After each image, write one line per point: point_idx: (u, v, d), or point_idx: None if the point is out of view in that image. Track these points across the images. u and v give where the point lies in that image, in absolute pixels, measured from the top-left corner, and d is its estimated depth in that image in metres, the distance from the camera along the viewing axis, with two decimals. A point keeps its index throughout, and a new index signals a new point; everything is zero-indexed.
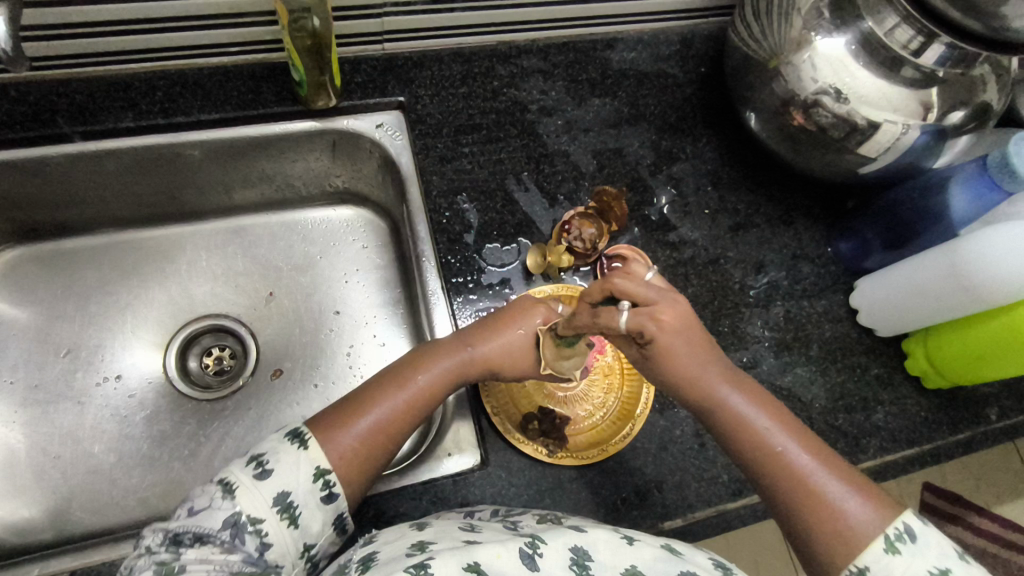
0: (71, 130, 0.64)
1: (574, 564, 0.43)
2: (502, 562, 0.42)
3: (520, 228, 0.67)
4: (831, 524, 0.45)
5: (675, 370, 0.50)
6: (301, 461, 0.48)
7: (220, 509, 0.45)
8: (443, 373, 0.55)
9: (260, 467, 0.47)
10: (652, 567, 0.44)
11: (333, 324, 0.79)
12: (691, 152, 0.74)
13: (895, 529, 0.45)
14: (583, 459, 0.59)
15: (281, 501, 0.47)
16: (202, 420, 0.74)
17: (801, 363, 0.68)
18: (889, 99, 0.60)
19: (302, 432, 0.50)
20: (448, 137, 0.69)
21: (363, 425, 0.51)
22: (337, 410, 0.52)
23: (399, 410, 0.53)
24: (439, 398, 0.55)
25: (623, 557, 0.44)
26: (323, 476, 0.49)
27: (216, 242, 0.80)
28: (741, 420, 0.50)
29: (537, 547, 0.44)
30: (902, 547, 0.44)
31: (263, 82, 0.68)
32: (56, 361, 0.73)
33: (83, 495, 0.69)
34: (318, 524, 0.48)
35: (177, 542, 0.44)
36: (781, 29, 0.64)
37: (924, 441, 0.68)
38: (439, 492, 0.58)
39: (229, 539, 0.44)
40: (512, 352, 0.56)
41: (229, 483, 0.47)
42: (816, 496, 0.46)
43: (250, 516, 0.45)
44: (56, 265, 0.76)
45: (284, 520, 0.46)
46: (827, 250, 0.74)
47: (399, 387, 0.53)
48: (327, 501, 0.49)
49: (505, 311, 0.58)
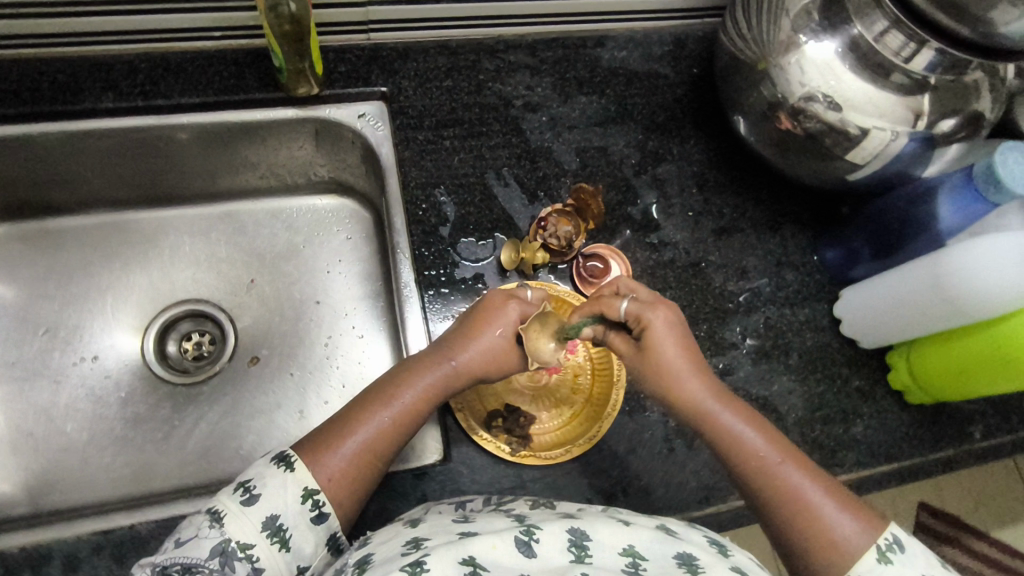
0: (52, 109, 0.64)
1: (573, 546, 0.41)
2: (499, 554, 0.40)
3: (497, 223, 0.66)
4: (818, 532, 0.46)
5: (663, 373, 0.53)
6: (288, 484, 0.48)
7: (207, 538, 0.45)
8: (429, 385, 0.54)
9: (247, 493, 0.47)
10: (650, 548, 0.42)
11: (313, 314, 0.79)
12: (677, 153, 0.73)
13: (885, 540, 0.45)
14: (547, 459, 0.58)
15: (270, 525, 0.46)
16: (177, 404, 0.75)
17: (780, 372, 0.67)
18: (877, 105, 0.59)
19: (288, 454, 0.49)
20: (429, 130, 0.69)
21: (351, 445, 0.51)
22: (322, 432, 0.51)
23: (386, 426, 0.52)
24: (427, 411, 0.54)
25: (621, 538, 0.43)
26: (312, 496, 0.48)
27: (200, 226, 0.80)
28: (725, 428, 0.51)
29: (534, 533, 0.42)
30: (894, 558, 0.44)
31: (246, 68, 0.68)
32: (34, 338, 0.74)
33: (54, 473, 0.70)
34: (311, 545, 0.48)
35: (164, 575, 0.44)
36: (768, 29, 0.62)
37: (902, 456, 0.66)
38: (399, 486, 0.57)
39: (218, 567, 0.44)
40: (499, 357, 0.56)
41: (216, 511, 0.46)
42: (801, 506, 0.47)
43: (239, 542, 0.45)
44: (39, 243, 0.76)
45: (274, 544, 0.46)
46: (813, 258, 0.72)
47: (382, 405, 0.52)
48: (318, 521, 0.48)
49: (478, 312, 0.57)
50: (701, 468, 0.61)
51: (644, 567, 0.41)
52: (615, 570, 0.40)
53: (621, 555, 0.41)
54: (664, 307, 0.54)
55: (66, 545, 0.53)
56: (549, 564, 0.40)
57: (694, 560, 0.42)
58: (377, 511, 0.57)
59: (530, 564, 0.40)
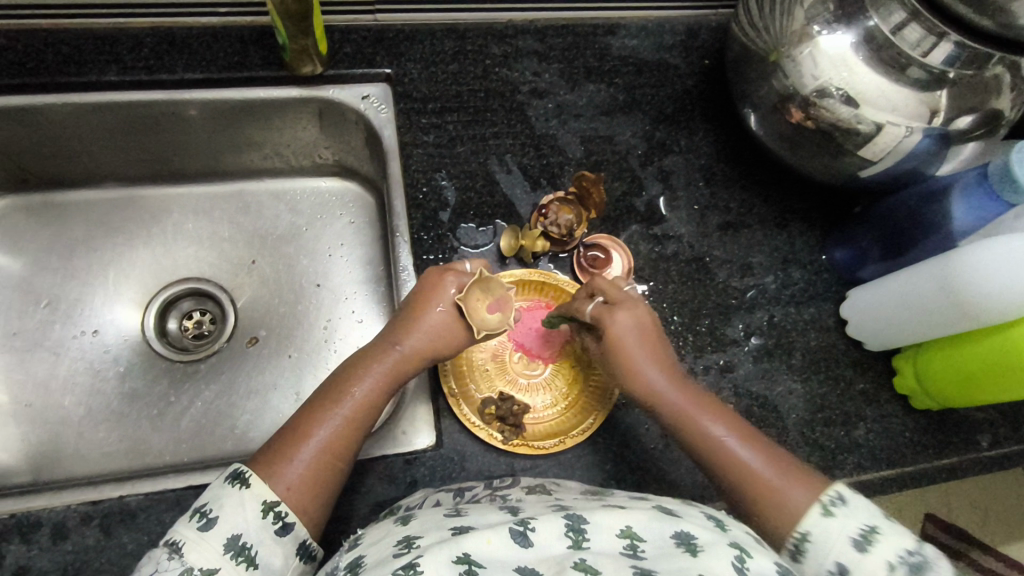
0: (57, 80, 0.64)
1: (569, 530, 0.40)
2: (493, 548, 0.38)
3: (498, 209, 0.66)
4: (778, 511, 0.47)
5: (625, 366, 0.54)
6: (247, 501, 0.47)
7: (167, 569, 0.42)
8: (377, 374, 0.54)
9: (204, 518, 0.46)
10: (647, 527, 0.41)
11: (314, 296, 0.79)
12: (685, 145, 0.71)
13: (828, 497, 0.46)
14: (539, 450, 0.57)
15: (232, 545, 0.45)
16: (174, 381, 0.75)
17: (782, 372, 0.65)
18: (890, 98, 0.57)
19: (242, 470, 0.48)
20: (433, 114, 0.68)
21: (308, 451, 0.50)
22: (274, 447, 0.50)
23: (341, 422, 0.52)
24: (380, 401, 0.54)
25: (617, 518, 0.41)
26: (273, 508, 0.47)
27: (204, 205, 0.80)
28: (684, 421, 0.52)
29: (528, 522, 0.40)
30: (837, 511, 0.46)
31: (251, 46, 0.67)
32: (36, 310, 0.74)
33: (50, 446, 0.70)
34: (279, 558, 0.47)
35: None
36: (782, 20, 0.60)
37: (904, 462, 0.64)
38: (389, 470, 0.57)
39: None
40: (447, 337, 0.56)
41: (173, 543, 0.44)
42: (754, 487, 0.48)
43: (203, 568, 0.43)
44: (43, 216, 0.76)
45: (241, 563, 0.45)
46: (821, 257, 0.71)
47: (333, 405, 0.52)
48: (283, 533, 0.47)
49: (416, 297, 0.57)
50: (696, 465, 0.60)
51: (643, 549, 0.39)
52: (615, 553, 0.39)
53: (620, 538, 0.40)
54: (628, 304, 0.55)
55: (55, 514, 0.52)
56: (547, 553, 0.38)
57: (693, 538, 0.40)
58: (365, 494, 0.56)
59: (527, 555, 0.38)
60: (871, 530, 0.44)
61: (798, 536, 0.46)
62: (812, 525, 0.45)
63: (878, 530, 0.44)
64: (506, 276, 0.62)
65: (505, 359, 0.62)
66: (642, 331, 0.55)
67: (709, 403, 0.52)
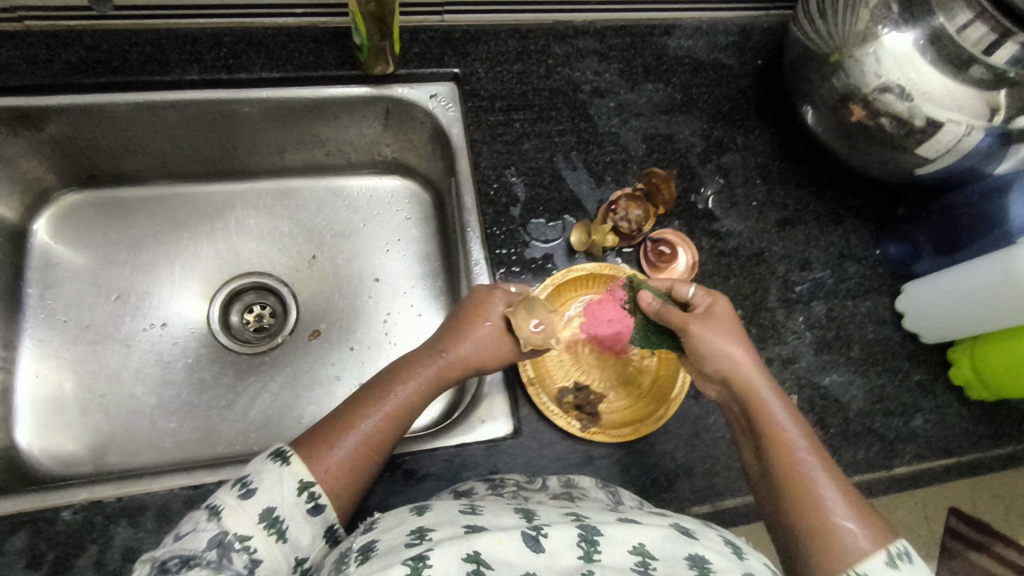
0: (140, 79, 0.66)
1: (582, 541, 0.41)
2: (504, 550, 0.39)
3: (566, 205, 0.67)
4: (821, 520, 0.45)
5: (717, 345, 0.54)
6: (284, 477, 0.47)
7: (205, 530, 0.43)
8: (422, 379, 0.56)
9: (244, 487, 0.46)
10: (660, 546, 0.41)
11: (372, 291, 0.80)
12: (741, 144, 0.73)
13: (895, 549, 0.44)
14: (615, 437, 0.60)
15: (267, 516, 0.45)
16: (240, 372, 0.76)
17: (841, 363, 0.68)
18: (955, 97, 0.58)
19: (284, 449, 0.48)
20: (500, 112, 0.70)
21: (349, 440, 0.51)
22: (317, 431, 0.51)
23: (383, 418, 0.53)
24: (422, 404, 0.56)
25: (632, 534, 0.42)
26: (308, 489, 0.47)
27: (265, 202, 0.82)
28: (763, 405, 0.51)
29: (542, 528, 0.41)
30: (903, 565, 0.43)
31: (324, 46, 0.69)
32: (106, 303, 0.76)
33: (122, 436, 0.71)
34: (308, 537, 0.47)
35: (163, 570, 0.41)
36: (848, 23, 0.61)
37: (961, 451, 0.66)
38: (471, 456, 0.59)
39: (216, 559, 0.42)
40: (492, 347, 0.58)
41: (213, 506, 0.45)
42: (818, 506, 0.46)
43: (237, 534, 0.44)
44: (112, 212, 0.78)
45: (272, 535, 0.45)
46: (876, 253, 0.73)
47: (378, 399, 0.54)
48: (314, 513, 0.47)
49: (468, 308, 0.59)
50: None
51: (654, 566, 0.40)
52: (624, 567, 0.39)
53: (632, 553, 0.40)
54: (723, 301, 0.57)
55: (158, 498, 0.55)
56: (556, 561, 0.39)
57: (706, 562, 0.40)
58: (451, 480, 0.58)
59: (536, 560, 0.39)
60: None
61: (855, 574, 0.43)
62: (872, 570, 0.42)
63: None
64: (578, 269, 0.64)
65: (577, 351, 0.65)
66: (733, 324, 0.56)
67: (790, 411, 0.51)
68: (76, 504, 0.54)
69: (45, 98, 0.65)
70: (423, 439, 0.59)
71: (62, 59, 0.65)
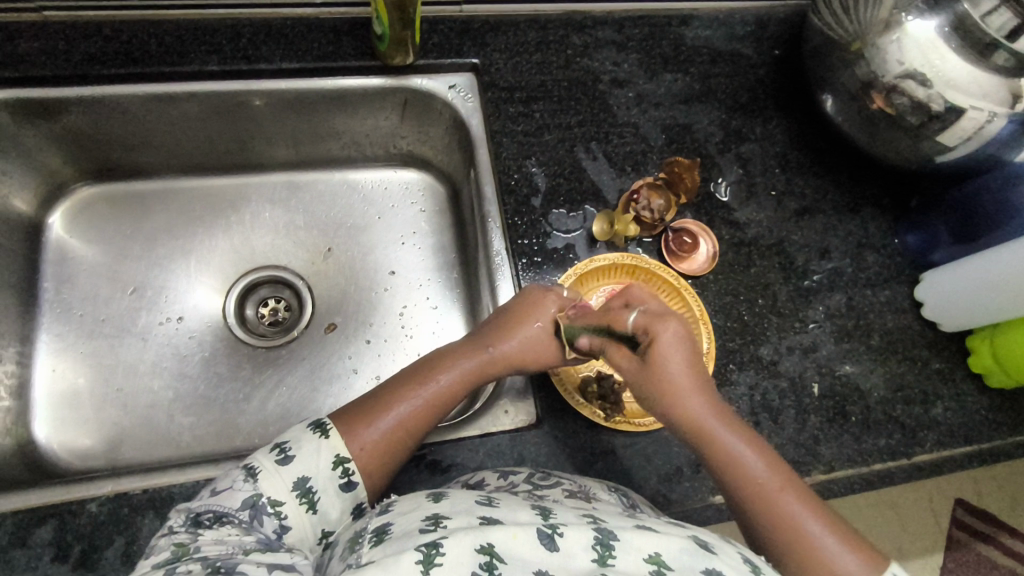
0: (160, 69, 0.66)
1: (597, 545, 0.40)
2: (517, 543, 0.39)
3: (587, 195, 0.67)
4: (807, 555, 0.46)
5: (667, 389, 0.52)
6: (321, 449, 0.49)
7: (241, 490, 0.46)
8: (465, 372, 0.56)
9: (282, 453, 0.49)
10: (677, 557, 0.40)
11: (387, 284, 0.80)
12: (760, 134, 0.73)
13: None
14: (639, 425, 0.60)
15: (300, 486, 0.48)
16: (257, 366, 0.75)
17: (861, 352, 0.68)
18: (980, 84, 0.58)
19: (323, 421, 0.51)
20: (520, 103, 0.70)
21: (387, 421, 0.52)
22: (360, 406, 0.53)
23: (420, 406, 0.54)
24: (459, 397, 0.56)
25: (648, 542, 0.41)
26: (342, 464, 0.49)
27: (280, 195, 0.81)
28: (722, 447, 0.50)
29: (557, 527, 0.41)
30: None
31: (344, 36, 0.69)
32: (123, 296, 0.75)
33: (140, 430, 0.71)
34: (337, 511, 0.49)
35: (197, 523, 0.44)
36: (869, 11, 0.61)
37: (981, 439, 0.67)
38: (495, 446, 0.59)
39: (248, 519, 0.45)
40: (537, 349, 0.58)
41: (252, 468, 0.48)
42: (802, 545, 0.46)
43: (270, 498, 0.46)
44: (127, 205, 0.78)
45: (302, 504, 0.47)
46: (894, 242, 0.73)
47: (418, 384, 0.55)
48: (345, 489, 0.49)
49: (519, 303, 0.59)
50: (784, 443, 0.63)
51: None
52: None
53: (647, 562, 0.40)
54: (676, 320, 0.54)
55: (185, 489, 0.54)
56: (569, 563, 0.39)
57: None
58: (476, 470, 0.58)
59: (549, 559, 0.39)
60: None
61: None
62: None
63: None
64: (600, 259, 0.64)
65: None
66: (687, 349, 0.53)
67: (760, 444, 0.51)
68: (102, 495, 0.53)
69: (64, 89, 0.64)
70: (448, 429, 0.59)
71: (82, 49, 0.65)
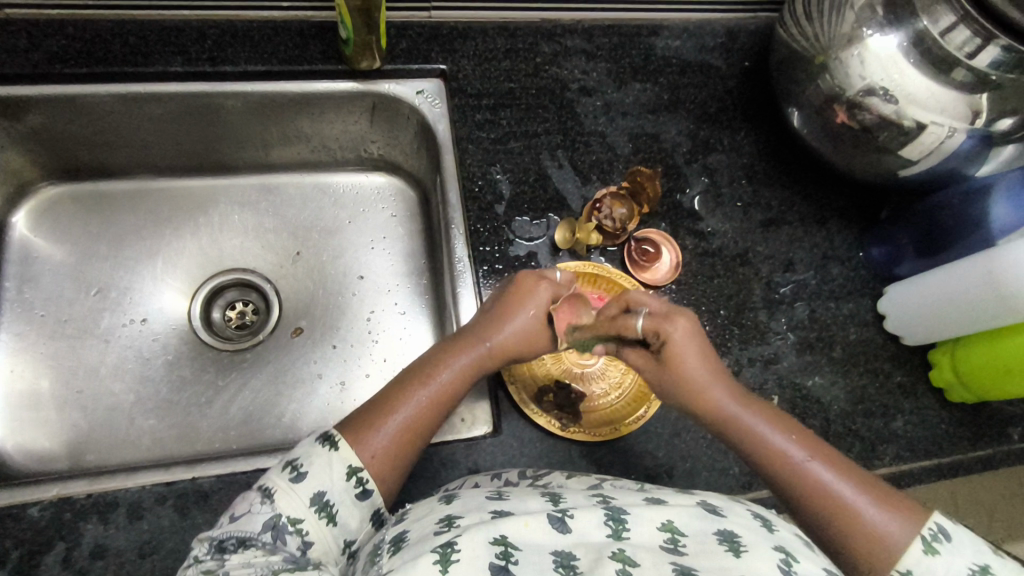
0: (122, 70, 0.66)
1: (609, 521, 0.40)
2: (530, 531, 0.39)
3: (551, 204, 0.68)
4: (855, 529, 0.44)
5: (688, 386, 0.51)
6: (334, 462, 0.47)
7: (259, 512, 0.44)
8: (464, 362, 0.54)
9: (295, 471, 0.47)
10: (688, 523, 0.40)
11: (356, 288, 0.79)
12: (728, 144, 0.73)
13: (930, 530, 0.43)
14: (595, 435, 0.60)
15: (318, 501, 0.46)
16: (222, 369, 0.74)
17: (824, 365, 0.68)
18: (939, 99, 0.58)
19: (331, 433, 0.49)
20: (487, 109, 0.70)
21: (392, 425, 0.50)
22: (360, 415, 0.51)
23: (424, 406, 0.52)
24: (464, 390, 0.54)
25: (660, 513, 0.41)
26: (356, 473, 0.48)
27: (249, 197, 0.80)
28: (749, 432, 0.49)
29: (568, 510, 0.41)
30: (941, 547, 0.42)
31: (311, 40, 0.69)
32: (86, 298, 0.74)
33: (100, 433, 0.69)
34: (356, 521, 0.47)
35: (222, 549, 0.42)
36: (833, 24, 0.61)
37: (941, 453, 0.67)
38: (450, 455, 0.59)
39: (271, 541, 0.43)
40: (533, 336, 0.56)
41: (267, 488, 0.46)
42: (844, 513, 0.45)
43: (289, 517, 0.45)
44: (92, 206, 0.77)
45: (323, 519, 0.46)
46: (859, 254, 0.73)
47: (420, 385, 0.53)
48: (362, 497, 0.48)
49: (510, 292, 0.57)
50: None
51: (683, 543, 0.39)
52: (653, 546, 0.38)
53: (660, 531, 0.40)
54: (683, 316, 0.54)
55: (130, 495, 0.54)
56: (584, 540, 0.39)
57: (736, 537, 0.39)
58: (430, 478, 0.58)
59: (564, 540, 0.39)
60: (982, 570, 0.41)
61: (899, 574, 0.42)
62: (913, 562, 0.42)
63: (989, 571, 0.42)
64: (562, 267, 0.65)
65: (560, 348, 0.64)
66: (703, 346, 0.53)
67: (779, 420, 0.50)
68: (45, 500, 0.53)
69: (23, 88, 0.64)
70: None
71: (44, 48, 0.65)
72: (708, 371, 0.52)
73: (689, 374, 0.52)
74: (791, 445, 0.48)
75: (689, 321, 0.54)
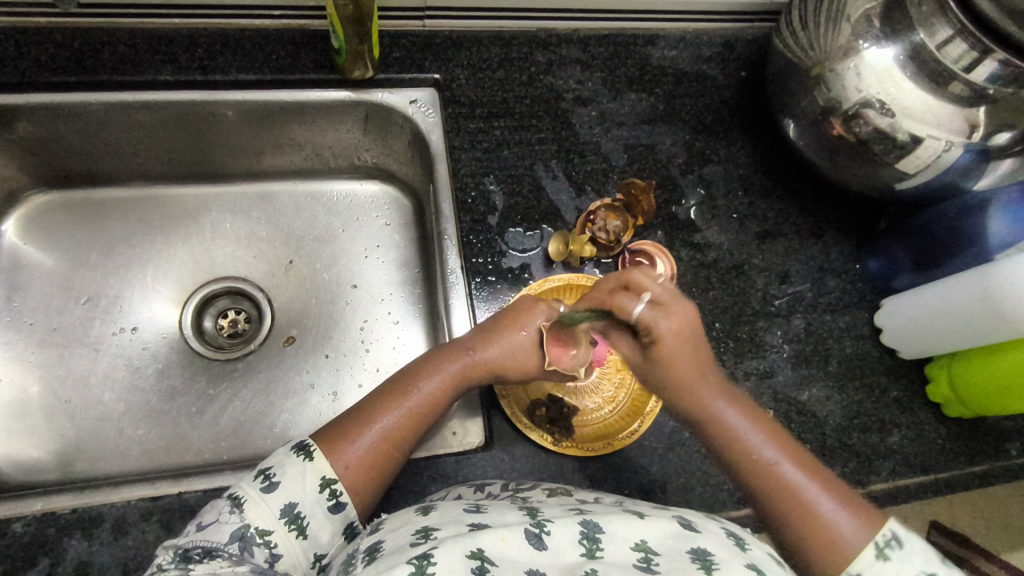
0: (112, 79, 0.66)
1: (584, 539, 0.39)
2: (507, 546, 0.38)
3: (545, 215, 0.67)
4: (820, 533, 0.44)
5: (676, 380, 0.51)
6: (307, 473, 0.47)
7: (228, 522, 0.44)
8: (448, 378, 0.54)
9: (267, 480, 0.46)
10: (663, 542, 0.40)
11: (349, 297, 0.78)
12: (724, 155, 0.73)
13: (883, 537, 0.43)
14: (585, 451, 0.59)
15: (288, 513, 0.45)
16: (212, 379, 0.73)
17: (819, 378, 0.67)
18: (936, 113, 0.57)
19: (307, 443, 0.48)
20: (480, 119, 0.70)
21: (370, 435, 0.50)
22: (338, 424, 0.51)
23: (404, 419, 0.51)
24: (443, 404, 0.54)
25: (634, 531, 0.40)
26: (330, 486, 0.47)
27: (242, 205, 0.80)
28: (728, 429, 0.49)
29: (544, 525, 0.40)
30: (891, 554, 0.42)
31: (303, 49, 0.69)
32: (76, 307, 0.73)
33: (87, 443, 0.68)
34: (327, 534, 0.47)
35: (186, 559, 0.41)
36: (828, 36, 0.61)
37: (937, 469, 0.66)
38: (440, 469, 0.58)
39: (238, 552, 0.43)
40: (520, 355, 0.55)
41: (236, 497, 0.45)
42: (801, 511, 0.45)
43: (258, 528, 0.44)
44: (84, 214, 0.76)
45: (292, 531, 0.45)
46: (856, 267, 0.72)
47: (401, 397, 0.52)
48: (334, 510, 0.47)
49: (507, 312, 0.57)
50: None
51: (656, 562, 0.38)
52: (626, 565, 0.38)
53: (633, 550, 0.39)
54: (679, 308, 0.50)
55: (115, 509, 0.54)
56: (559, 559, 0.38)
57: (709, 555, 0.38)
58: (419, 493, 0.57)
59: (539, 557, 0.38)
60: None
61: None
62: (863, 567, 0.42)
63: None
64: (555, 280, 0.64)
65: None
66: (696, 345, 0.51)
67: (757, 414, 0.50)
68: (29, 515, 0.53)
69: (12, 96, 0.64)
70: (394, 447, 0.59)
71: (33, 56, 0.64)
72: (696, 366, 0.51)
73: (677, 368, 0.50)
74: (761, 442, 0.48)
75: (686, 314, 0.50)
